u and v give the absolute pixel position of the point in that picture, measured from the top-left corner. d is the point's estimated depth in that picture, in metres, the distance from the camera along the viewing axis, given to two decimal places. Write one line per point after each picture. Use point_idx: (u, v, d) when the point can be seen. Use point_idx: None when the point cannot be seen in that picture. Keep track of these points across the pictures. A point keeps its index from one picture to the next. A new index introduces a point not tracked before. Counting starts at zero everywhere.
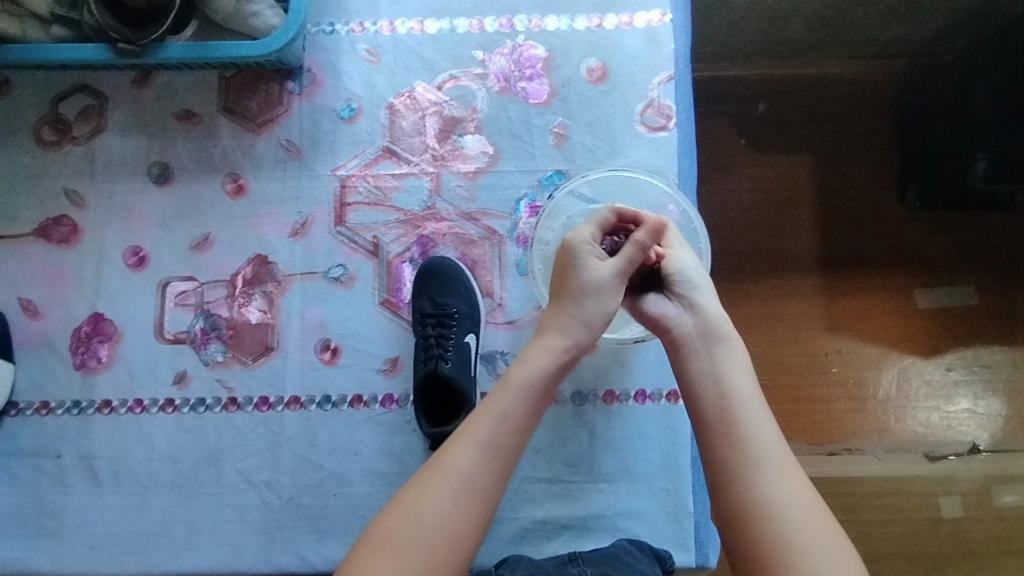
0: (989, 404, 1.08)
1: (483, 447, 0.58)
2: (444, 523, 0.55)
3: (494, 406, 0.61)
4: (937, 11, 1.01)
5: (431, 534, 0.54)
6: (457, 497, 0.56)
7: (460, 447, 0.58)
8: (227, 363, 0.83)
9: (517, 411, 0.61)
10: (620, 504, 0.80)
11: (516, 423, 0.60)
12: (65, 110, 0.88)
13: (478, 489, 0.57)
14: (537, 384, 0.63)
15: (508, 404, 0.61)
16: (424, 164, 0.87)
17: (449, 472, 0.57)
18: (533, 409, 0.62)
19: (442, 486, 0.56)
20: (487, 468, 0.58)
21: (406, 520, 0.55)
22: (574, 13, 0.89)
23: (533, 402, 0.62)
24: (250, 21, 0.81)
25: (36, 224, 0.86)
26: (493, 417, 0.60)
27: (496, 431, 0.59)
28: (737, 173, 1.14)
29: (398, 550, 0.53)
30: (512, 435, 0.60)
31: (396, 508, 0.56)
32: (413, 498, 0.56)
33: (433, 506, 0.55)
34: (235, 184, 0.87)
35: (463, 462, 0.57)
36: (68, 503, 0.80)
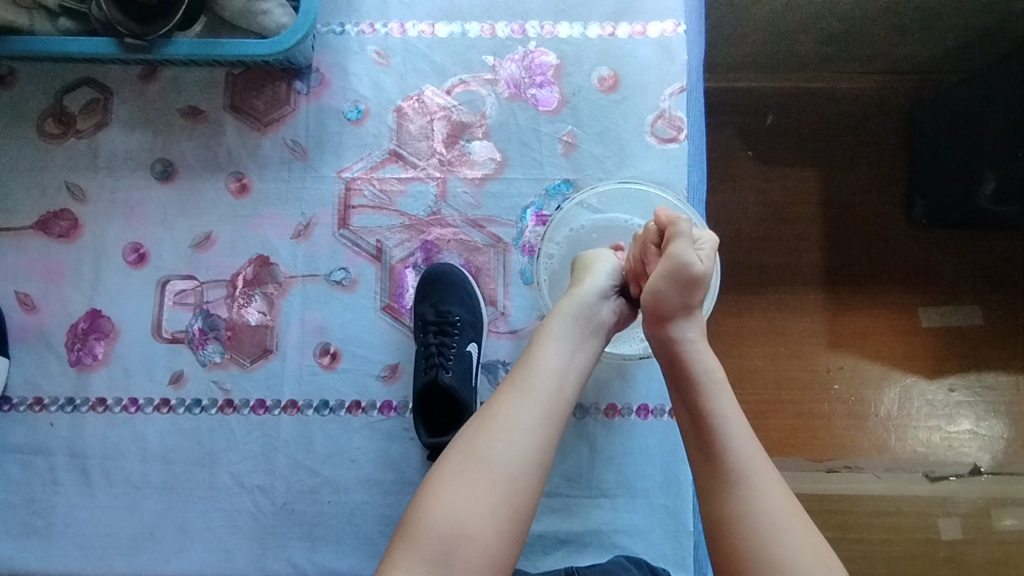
0: (991, 426, 1.07)
1: (539, 389, 0.59)
2: (507, 461, 0.55)
3: (541, 356, 0.61)
4: (949, 28, 1.00)
5: (503, 472, 0.54)
6: (521, 438, 0.56)
7: (510, 392, 0.58)
8: (224, 365, 0.82)
9: (565, 356, 0.62)
10: (619, 520, 0.79)
11: (562, 366, 0.61)
12: (69, 102, 0.87)
13: (532, 430, 0.57)
14: (580, 332, 0.64)
15: (555, 352, 0.61)
16: (430, 169, 0.86)
17: (505, 419, 0.56)
18: (577, 358, 0.63)
19: (506, 426, 0.56)
20: (544, 409, 0.58)
21: (476, 462, 0.54)
22: (587, 21, 0.89)
23: (578, 349, 0.63)
24: (259, 19, 0.80)
25: (35, 217, 0.85)
26: (544, 364, 0.60)
27: (546, 375, 0.60)
28: (746, 186, 1.13)
29: (470, 492, 0.53)
30: (559, 377, 0.60)
31: (460, 450, 0.56)
32: (479, 439, 0.56)
33: (500, 448, 0.55)
34: (239, 183, 0.86)
35: (515, 408, 0.57)
36: (58, 502, 0.79)
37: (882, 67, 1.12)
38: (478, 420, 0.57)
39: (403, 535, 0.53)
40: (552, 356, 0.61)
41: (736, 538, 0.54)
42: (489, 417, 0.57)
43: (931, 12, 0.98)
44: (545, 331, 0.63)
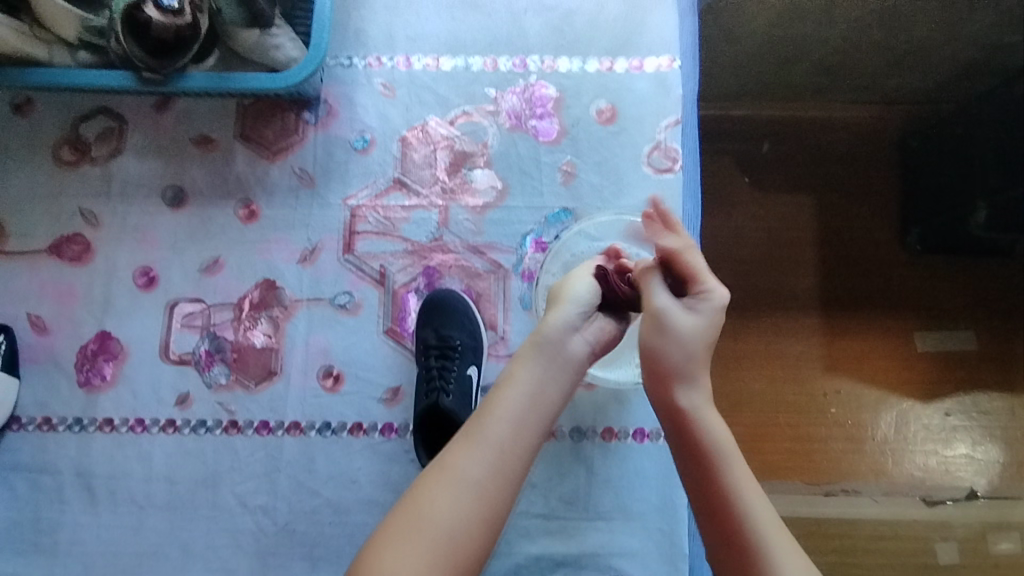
0: (987, 450, 1.08)
1: (498, 452, 0.60)
2: (449, 524, 0.56)
3: (501, 407, 0.62)
4: (939, 61, 1.04)
5: (449, 551, 0.55)
6: (470, 511, 0.57)
7: (466, 446, 0.60)
8: (229, 386, 0.83)
9: (527, 407, 0.62)
10: (615, 543, 0.80)
11: (523, 424, 0.62)
12: (85, 130, 0.90)
13: (482, 489, 0.58)
14: (545, 377, 0.64)
15: (516, 402, 0.62)
16: (433, 197, 0.89)
17: (457, 474, 0.58)
18: (539, 411, 0.63)
19: (453, 494, 0.57)
20: (494, 469, 0.59)
21: (420, 540, 0.55)
22: (586, 56, 0.92)
23: (541, 396, 0.63)
24: (272, 53, 0.83)
25: (49, 241, 0.87)
26: (502, 418, 0.61)
27: (504, 434, 0.61)
28: (742, 211, 1.16)
29: (405, 565, 0.54)
30: (518, 436, 0.61)
31: (403, 523, 0.56)
32: (425, 512, 0.57)
33: (446, 522, 0.56)
34: (247, 210, 0.89)
35: (468, 463, 0.59)
36: (64, 521, 0.80)
37: (874, 97, 1.16)
38: (421, 488, 0.59)
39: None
40: (513, 411, 0.62)
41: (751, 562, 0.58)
42: (433, 487, 0.58)
43: (923, 46, 1.01)
44: (506, 376, 0.64)
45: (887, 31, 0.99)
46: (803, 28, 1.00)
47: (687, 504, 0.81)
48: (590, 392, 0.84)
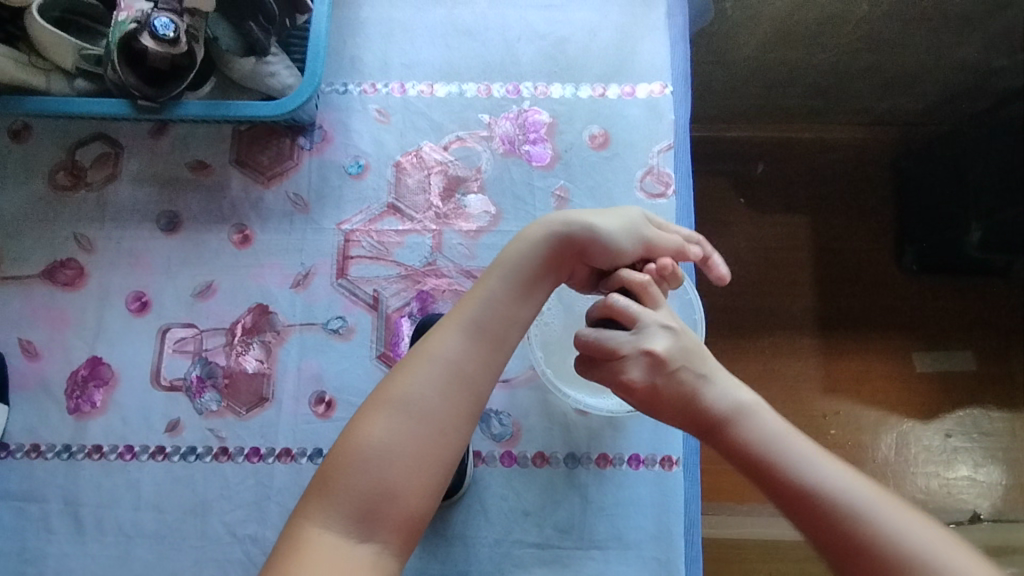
0: (989, 472, 1.07)
1: (470, 334, 0.66)
2: (425, 401, 0.62)
3: (480, 300, 0.67)
4: (930, 85, 1.06)
5: (418, 416, 0.62)
6: (441, 384, 0.63)
7: (445, 333, 0.65)
8: (220, 413, 0.83)
9: (506, 298, 0.67)
10: (610, 572, 0.78)
11: (499, 315, 0.67)
12: (81, 156, 0.91)
13: (460, 372, 0.64)
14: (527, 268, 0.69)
15: (496, 296, 0.67)
16: (427, 221, 0.89)
17: (436, 355, 0.64)
18: (517, 302, 0.68)
19: (426, 371, 0.63)
20: (469, 353, 0.65)
21: (393, 408, 0.62)
22: (578, 82, 0.93)
23: (517, 286, 0.68)
24: (267, 81, 0.84)
25: (42, 266, 0.87)
26: (481, 304, 0.67)
27: (479, 317, 0.66)
28: (737, 233, 1.16)
29: (383, 432, 0.61)
30: (495, 326, 0.66)
31: (383, 393, 0.63)
32: (400, 384, 0.63)
33: (416, 394, 0.62)
34: (241, 235, 0.89)
35: (447, 347, 0.65)
36: (49, 551, 0.79)
37: (865, 120, 1.16)
38: (402, 365, 0.65)
39: (319, 489, 0.60)
40: (491, 300, 0.67)
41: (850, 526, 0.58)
42: (412, 364, 0.64)
43: (915, 68, 1.02)
44: (498, 261, 0.70)
45: (878, 53, 1.00)
46: (794, 52, 1.01)
47: (684, 532, 0.80)
48: (584, 418, 0.84)
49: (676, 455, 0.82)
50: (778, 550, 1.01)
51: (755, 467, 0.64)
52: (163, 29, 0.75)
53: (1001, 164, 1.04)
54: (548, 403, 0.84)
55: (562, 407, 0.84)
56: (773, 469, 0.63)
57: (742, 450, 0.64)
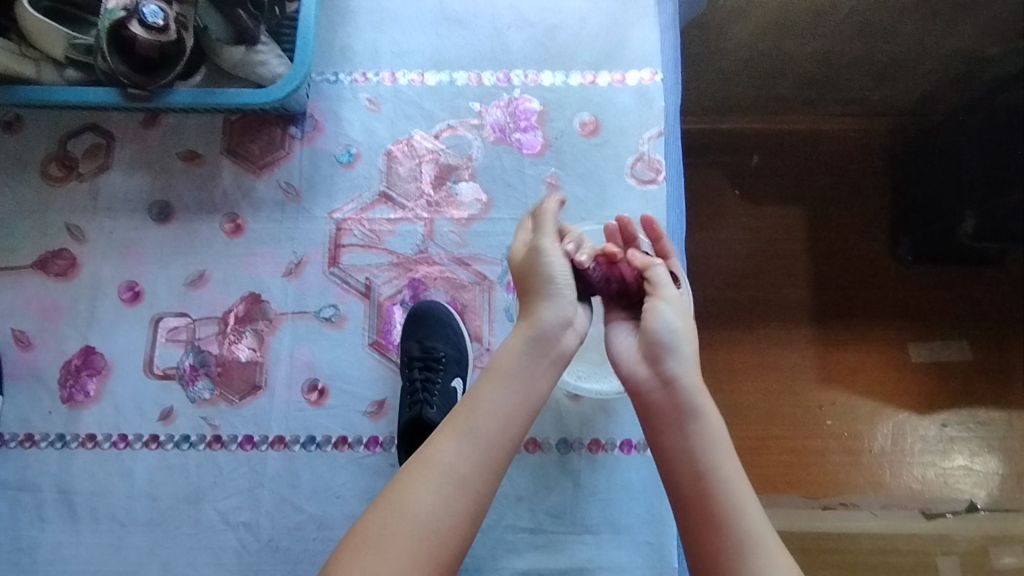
0: (985, 461, 1.07)
1: (480, 447, 0.59)
2: (431, 511, 0.56)
3: (481, 399, 0.62)
4: (923, 76, 1.06)
5: (434, 545, 0.55)
6: (449, 497, 0.57)
7: (449, 438, 0.60)
8: (213, 401, 0.83)
9: (510, 399, 0.62)
10: (603, 558, 0.78)
11: (506, 417, 0.61)
12: (73, 147, 0.91)
13: (466, 478, 0.58)
14: (529, 366, 0.64)
15: (501, 394, 0.62)
16: (418, 209, 0.89)
17: (439, 459, 0.58)
18: (523, 403, 0.63)
19: (432, 485, 0.57)
20: (476, 460, 0.59)
21: (397, 540, 0.54)
22: (569, 70, 0.93)
23: (525, 390, 0.63)
24: (258, 70, 0.85)
25: (35, 257, 0.87)
26: (486, 407, 0.61)
27: (489, 426, 0.60)
28: (731, 223, 1.16)
29: (382, 548, 0.54)
30: (502, 427, 0.61)
31: (387, 514, 0.56)
32: (404, 498, 0.56)
33: (427, 517, 0.56)
34: (233, 225, 0.89)
35: (451, 452, 0.59)
36: (43, 539, 0.79)
37: (862, 111, 1.17)
38: (404, 477, 0.58)
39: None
40: (497, 402, 0.62)
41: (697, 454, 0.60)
42: (416, 479, 0.57)
43: (906, 58, 1.02)
44: (495, 367, 0.64)
45: (869, 44, 1.00)
46: (785, 42, 1.01)
47: (676, 516, 0.80)
48: (576, 403, 0.84)
49: None
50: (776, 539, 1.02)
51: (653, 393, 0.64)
52: (152, 17, 0.76)
53: (986, 150, 1.01)
54: None
55: (555, 392, 0.84)
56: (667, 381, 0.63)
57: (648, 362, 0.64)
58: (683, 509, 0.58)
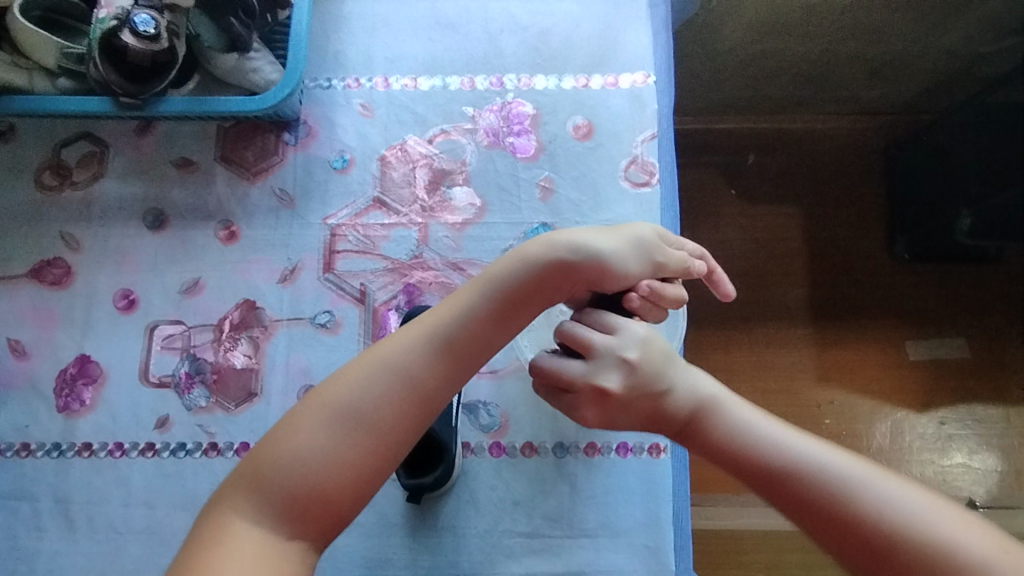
0: (984, 459, 1.07)
1: (434, 351, 0.63)
2: (374, 396, 0.61)
3: (453, 306, 0.65)
4: (919, 74, 1.06)
5: (358, 424, 0.60)
6: (393, 391, 0.62)
7: (414, 336, 0.64)
8: (209, 408, 0.83)
9: (477, 310, 0.65)
10: (600, 561, 0.78)
11: (468, 328, 0.65)
12: (67, 156, 0.91)
13: (415, 378, 0.62)
14: (509, 283, 0.66)
15: (470, 304, 0.65)
16: (412, 214, 0.89)
17: (397, 352, 0.63)
18: (487, 318, 0.65)
19: (371, 374, 0.62)
20: (427, 363, 0.63)
21: (328, 416, 0.60)
22: (562, 73, 0.93)
23: (497, 309, 0.65)
24: (250, 76, 0.85)
25: (30, 266, 0.88)
26: (455, 314, 0.65)
27: (450, 332, 0.64)
28: (727, 223, 1.16)
29: (324, 416, 0.60)
30: (462, 337, 0.64)
31: (330, 390, 0.62)
32: (356, 378, 0.62)
33: (357, 400, 0.61)
34: (227, 232, 0.89)
35: (409, 350, 0.63)
36: (40, 548, 0.79)
37: (858, 108, 1.16)
38: (355, 359, 0.64)
39: (246, 481, 0.59)
40: (466, 312, 0.65)
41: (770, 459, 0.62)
42: (362, 361, 0.63)
43: (899, 56, 1.02)
44: (483, 276, 0.67)
45: (862, 42, 1.00)
46: (778, 42, 1.01)
47: (673, 519, 0.80)
48: None
49: (664, 442, 0.82)
50: (775, 540, 1.02)
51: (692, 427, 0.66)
52: (143, 25, 0.77)
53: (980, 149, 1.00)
54: (536, 393, 0.84)
55: None
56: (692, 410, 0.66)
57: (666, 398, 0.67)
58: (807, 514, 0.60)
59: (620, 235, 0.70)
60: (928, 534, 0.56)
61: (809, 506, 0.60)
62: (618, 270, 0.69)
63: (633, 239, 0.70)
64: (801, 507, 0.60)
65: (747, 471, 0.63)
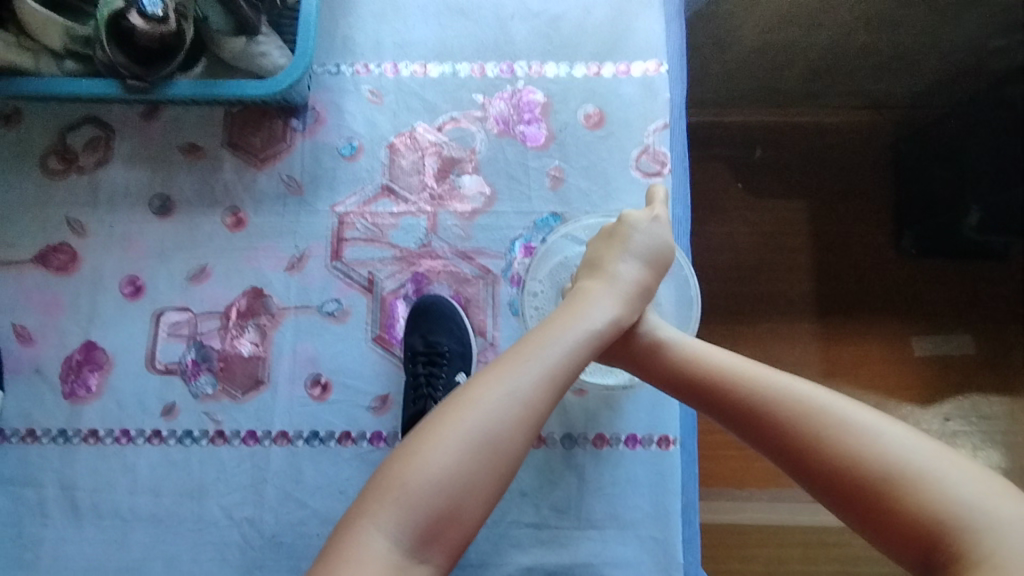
0: (988, 455, 1.06)
1: (549, 377, 0.60)
2: (501, 420, 0.57)
3: (552, 332, 0.62)
4: (926, 67, 1.03)
5: (491, 452, 0.56)
6: (520, 419, 0.57)
7: (527, 362, 0.60)
8: (216, 396, 0.82)
9: (584, 340, 0.63)
10: (608, 553, 0.78)
11: (579, 354, 0.62)
12: (72, 140, 0.90)
13: (537, 406, 0.58)
14: (601, 315, 0.65)
15: (575, 331, 0.63)
16: (421, 203, 0.88)
17: (512, 378, 0.58)
18: (591, 344, 0.63)
19: (503, 399, 0.57)
20: (545, 388, 0.59)
21: (465, 442, 0.55)
22: (573, 61, 0.92)
23: (593, 338, 0.63)
24: (259, 61, 0.84)
25: (35, 251, 0.87)
26: (562, 341, 0.62)
27: (559, 356, 0.61)
28: (735, 216, 1.16)
29: (455, 441, 0.55)
30: (574, 365, 0.62)
31: (461, 416, 0.56)
32: (479, 405, 0.57)
33: (490, 426, 0.56)
34: (234, 218, 0.88)
35: (525, 376, 0.59)
36: (46, 535, 0.79)
37: (865, 103, 1.13)
38: (473, 385, 0.59)
39: (383, 496, 0.54)
40: (574, 339, 0.62)
41: (768, 405, 0.62)
42: (486, 387, 0.58)
43: (910, 50, 1.00)
44: (573, 316, 0.64)
45: (875, 34, 0.98)
46: (790, 33, 0.99)
47: (681, 511, 0.80)
48: (581, 397, 0.83)
49: (673, 434, 0.82)
50: (777, 535, 1.02)
51: (694, 383, 0.68)
52: (151, 7, 0.76)
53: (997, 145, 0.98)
54: None
55: None
56: (694, 364, 0.68)
57: (666, 356, 0.70)
58: (805, 463, 0.59)
59: (624, 248, 0.71)
60: (867, 436, 0.56)
61: (760, 415, 0.62)
62: (653, 285, 0.71)
63: (643, 246, 0.71)
64: (803, 461, 0.59)
65: (746, 421, 0.63)
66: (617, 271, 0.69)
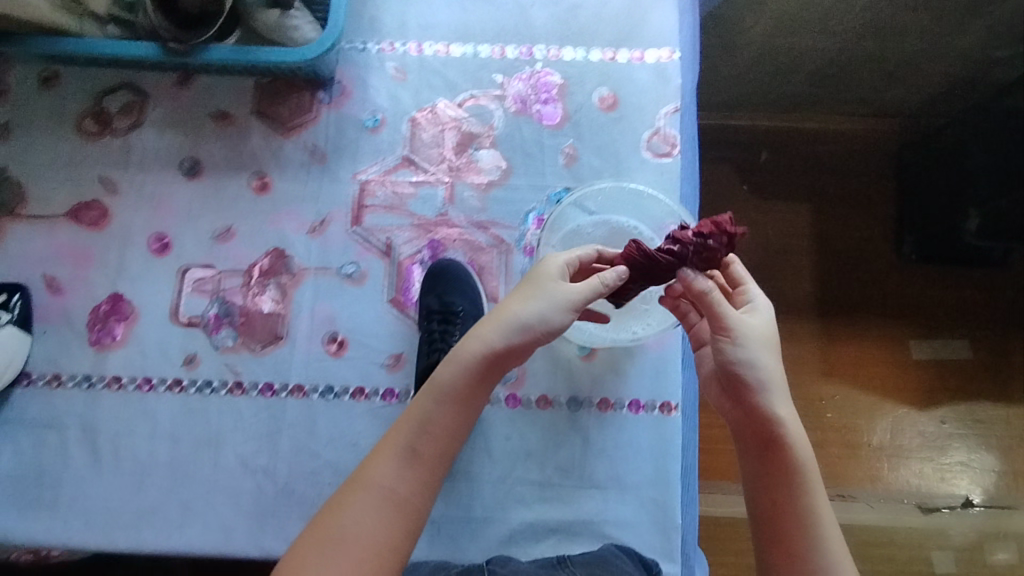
0: (983, 459, 1.09)
1: (410, 462, 0.61)
2: (361, 522, 0.58)
3: (414, 410, 0.64)
4: (931, 75, 1.07)
5: (360, 558, 0.56)
6: (384, 515, 0.59)
7: (382, 459, 0.61)
8: (236, 349, 0.86)
9: (440, 414, 0.63)
10: (609, 512, 0.81)
11: (440, 429, 0.63)
12: (108, 104, 0.94)
13: (400, 496, 0.60)
14: (456, 374, 0.64)
15: (430, 407, 0.63)
16: (440, 174, 0.92)
17: (371, 476, 0.60)
18: (456, 413, 0.63)
19: (369, 503, 0.59)
20: (407, 478, 0.61)
21: (333, 553, 0.56)
22: (589, 47, 0.96)
23: (457, 405, 0.63)
24: (290, 33, 0.88)
25: (68, 207, 0.90)
26: (416, 419, 0.63)
27: (421, 440, 0.62)
28: (740, 209, 1.19)
29: (322, 558, 0.56)
30: (435, 442, 0.62)
31: (326, 531, 0.58)
32: (339, 515, 0.59)
33: (353, 533, 0.57)
34: (260, 183, 0.92)
35: (385, 473, 0.60)
36: (67, 475, 0.81)
37: (869, 111, 1.19)
38: (341, 497, 0.60)
39: None
40: (429, 419, 0.63)
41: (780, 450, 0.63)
42: (352, 494, 0.60)
43: (918, 59, 1.03)
44: (432, 381, 0.64)
45: (881, 43, 1.01)
46: (792, 39, 1.02)
47: (680, 475, 0.82)
48: (587, 362, 0.86)
49: (675, 401, 0.84)
50: None
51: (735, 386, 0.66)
52: None
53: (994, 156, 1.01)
54: (553, 348, 0.87)
55: (568, 351, 0.87)
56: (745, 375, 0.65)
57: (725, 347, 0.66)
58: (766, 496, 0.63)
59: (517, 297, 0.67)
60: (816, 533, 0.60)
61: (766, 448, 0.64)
62: (551, 324, 0.66)
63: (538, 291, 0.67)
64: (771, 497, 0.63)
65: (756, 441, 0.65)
66: (507, 319, 0.65)
